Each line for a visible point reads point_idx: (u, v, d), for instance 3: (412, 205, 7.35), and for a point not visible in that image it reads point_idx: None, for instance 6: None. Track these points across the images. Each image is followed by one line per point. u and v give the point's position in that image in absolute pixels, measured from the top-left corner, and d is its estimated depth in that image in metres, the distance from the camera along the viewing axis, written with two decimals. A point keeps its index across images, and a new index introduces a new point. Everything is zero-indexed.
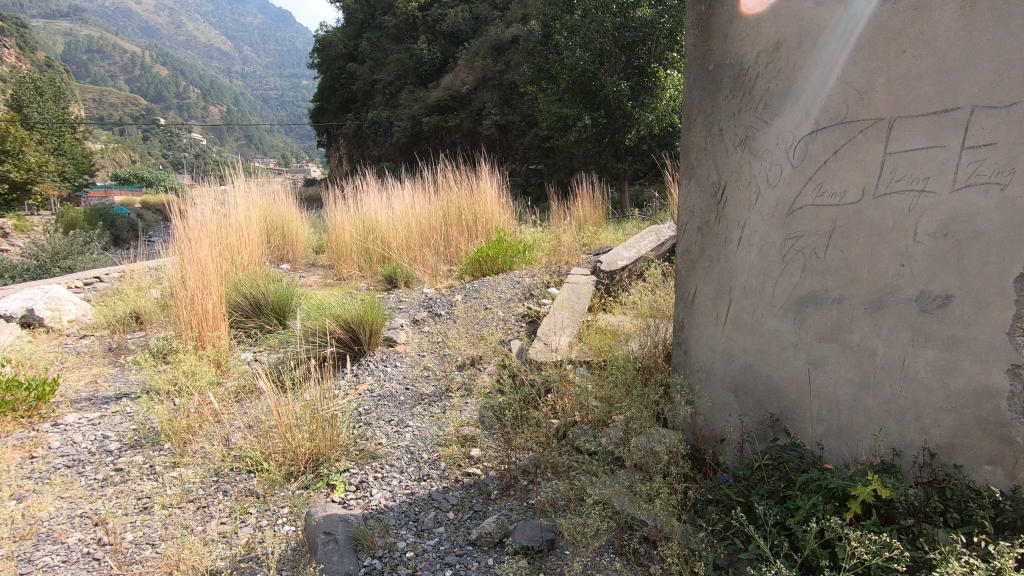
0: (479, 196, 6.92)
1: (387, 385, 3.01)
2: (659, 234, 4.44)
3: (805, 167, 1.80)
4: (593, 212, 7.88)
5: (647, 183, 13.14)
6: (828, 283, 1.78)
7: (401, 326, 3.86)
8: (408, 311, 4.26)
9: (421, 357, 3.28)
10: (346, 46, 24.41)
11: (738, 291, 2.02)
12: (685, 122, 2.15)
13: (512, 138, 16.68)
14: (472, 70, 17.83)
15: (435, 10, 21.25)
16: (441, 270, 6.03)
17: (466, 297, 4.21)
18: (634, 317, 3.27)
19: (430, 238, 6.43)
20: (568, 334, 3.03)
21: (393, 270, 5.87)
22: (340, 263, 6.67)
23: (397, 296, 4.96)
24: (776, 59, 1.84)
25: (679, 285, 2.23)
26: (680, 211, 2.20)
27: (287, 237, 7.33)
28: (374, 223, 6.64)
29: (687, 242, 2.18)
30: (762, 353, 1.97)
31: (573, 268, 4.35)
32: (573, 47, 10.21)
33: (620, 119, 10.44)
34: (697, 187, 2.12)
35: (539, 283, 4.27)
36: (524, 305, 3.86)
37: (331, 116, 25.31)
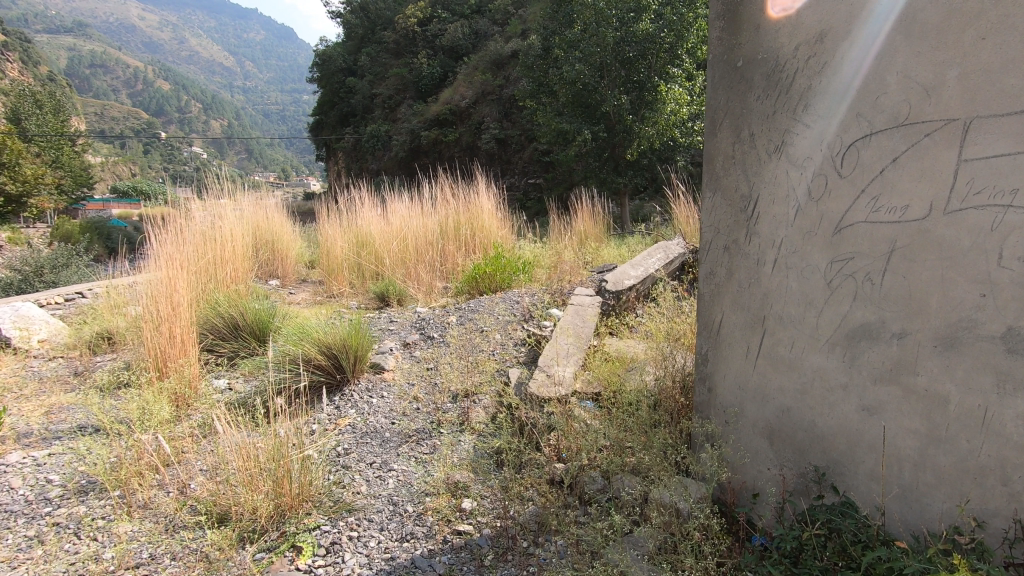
0: (478, 210, 6.73)
1: (371, 420, 2.71)
2: (667, 251, 4.16)
3: (856, 178, 1.53)
4: (594, 227, 7.62)
5: (648, 198, 12.95)
6: (885, 314, 1.50)
7: (390, 350, 3.57)
8: (398, 333, 3.96)
9: (410, 388, 3.00)
10: (346, 60, 24.45)
11: (772, 320, 1.75)
12: (708, 127, 1.89)
13: (511, 152, 16.56)
14: (471, 85, 17.71)
15: (434, 26, 21.24)
16: (436, 287, 5.76)
17: (461, 318, 3.93)
18: (644, 343, 2.99)
19: (426, 252, 6.18)
20: (572, 362, 2.74)
21: (385, 286, 5.56)
22: (330, 280, 6.34)
23: (388, 316, 4.67)
24: (817, 53, 1.58)
25: (701, 312, 1.96)
26: (704, 228, 1.94)
27: (276, 252, 7.03)
28: (368, 238, 6.39)
29: (712, 262, 1.91)
30: (803, 394, 1.69)
31: (575, 287, 4.06)
32: (573, 61, 10.04)
33: (621, 133, 10.25)
34: (722, 199, 1.86)
35: (540, 303, 3.99)
36: (523, 328, 3.57)
37: (330, 130, 25.21)
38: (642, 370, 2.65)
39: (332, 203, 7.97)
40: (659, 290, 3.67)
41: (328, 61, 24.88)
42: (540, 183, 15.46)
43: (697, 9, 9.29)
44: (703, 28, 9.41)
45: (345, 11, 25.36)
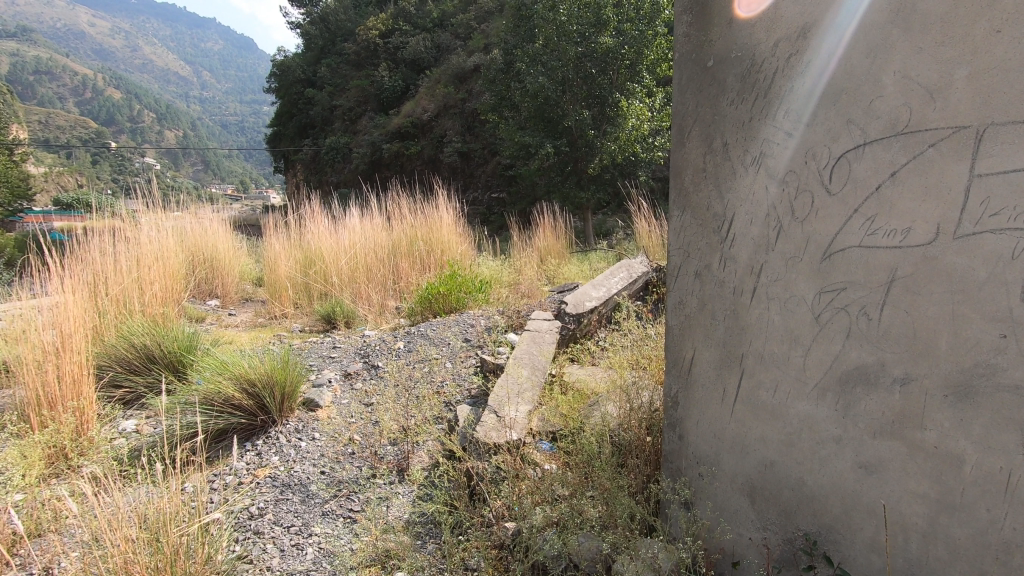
0: (435, 226, 6.42)
1: (296, 468, 2.36)
2: (631, 270, 3.94)
3: (849, 195, 1.31)
4: (556, 243, 7.41)
5: (611, 213, 12.90)
6: (885, 355, 1.27)
7: (328, 382, 3.21)
8: (340, 361, 3.61)
9: (346, 428, 2.66)
10: (305, 71, 23.91)
11: (751, 359, 1.50)
12: (675, 135, 1.66)
13: (474, 165, 16.35)
14: (433, 98, 17.44)
15: (396, 38, 20.96)
16: (388, 308, 5.39)
17: (409, 344, 3.61)
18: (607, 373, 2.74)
19: (377, 270, 5.81)
20: (528, 396, 2.45)
21: (331, 307, 5.14)
22: (273, 300, 5.86)
23: (331, 341, 4.28)
24: (800, 50, 1.36)
25: (670, 346, 1.71)
26: (672, 250, 1.69)
27: (216, 269, 6.53)
28: (316, 254, 5.98)
29: (682, 290, 1.65)
30: (788, 446, 1.44)
31: (534, 310, 3.77)
32: (535, 74, 9.90)
33: (583, 148, 10.13)
34: (694, 217, 1.61)
35: (495, 326, 3.70)
36: (476, 356, 3.27)
37: (288, 142, 24.46)
38: (604, 406, 2.39)
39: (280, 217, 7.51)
40: (622, 314, 3.43)
41: (287, 72, 24.26)
42: (503, 198, 15.25)
43: (657, 27, 9.32)
44: (663, 45, 9.43)
45: (305, 22, 24.89)
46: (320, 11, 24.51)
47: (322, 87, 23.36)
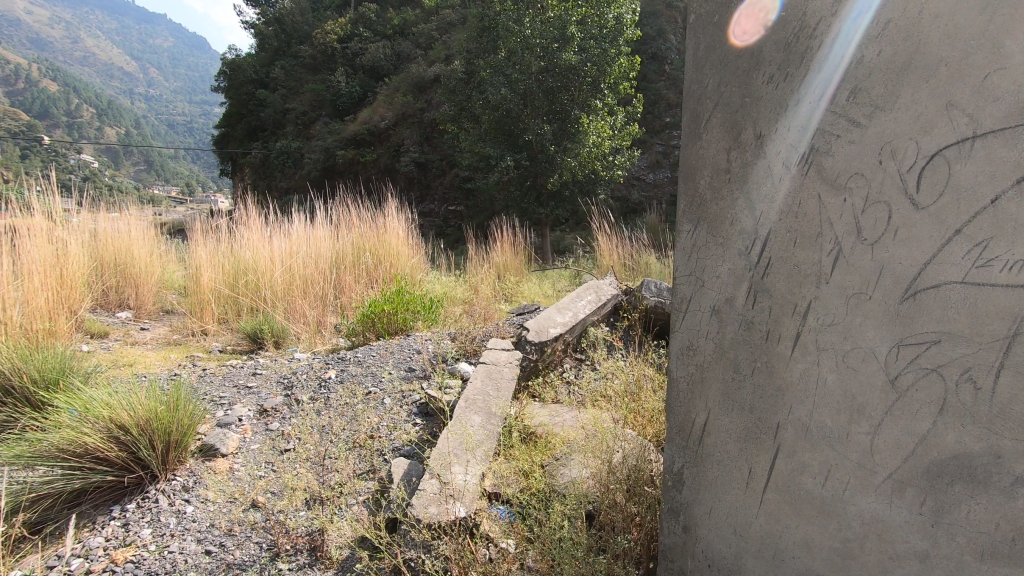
0: (385, 240, 6.00)
1: (174, 545, 1.82)
2: (599, 293, 3.53)
3: (946, 208, 0.92)
4: (514, 259, 7.00)
5: (569, 230, 12.65)
6: (1002, 444, 0.88)
7: (237, 421, 2.64)
8: (257, 392, 3.03)
9: (251, 485, 2.13)
10: (257, 72, 22.90)
11: (790, 430, 1.09)
12: (686, 125, 1.25)
13: (431, 176, 15.85)
14: (391, 106, 16.86)
15: (355, 44, 20.29)
16: (326, 324, 4.81)
17: (342, 372, 3.08)
18: (578, 419, 2.33)
19: (316, 282, 5.20)
20: (486, 446, 1.98)
21: (258, 325, 4.49)
22: (192, 316, 5.10)
23: (251, 367, 3.67)
24: (869, 11, 0.98)
25: (673, 403, 1.28)
26: (681, 279, 1.25)
27: (129, 276, 5.73)
28: (247, 263, 5.30)
29: (691, 331, 1.23)
30: (844, 555, 1.04)
31: (490, 338, 3.31)
32: (497, 85, 9.52)
33: (543, 163, 9.79)
34: (712, 232, 1.20)
35: (445, 353, 3.21)
36: (420, 390, 2.79)
37: (236, 144, 23.21)
38: (575, 464, 1.95)
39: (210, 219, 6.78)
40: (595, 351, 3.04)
41: (236, 71, 23.09)
42: (460, 211, 14.85)
43: (620, 46, 9.14)
44: (625, 64, 9.27)
45: (259, 21, 23.85)
46: (275, 11, 23.55)
47: (274, 89, 22.37)
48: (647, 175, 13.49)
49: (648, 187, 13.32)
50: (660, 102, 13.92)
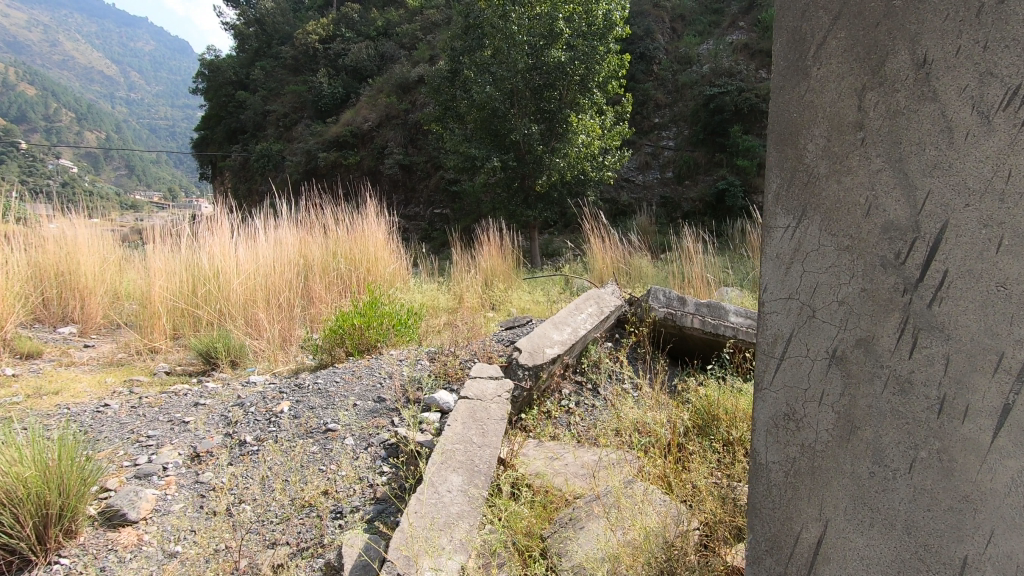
0: (360, 244, 5.54)
1: None
2: (601, 303, 3.07)
3: None
4: (501, 264, 6.54)
5: (558, 232, 12.19)
6: None
7: (159, 472, 2.14)
8: (196, 429, 2.52)
9: (159, 569, 1.64)
10: (237, 73, 22.21)
11: (986, 569, 0.90)
12: (782, 70, 1.03)
13: (416, 179, 15.32)
14: (374, 107, 16.28)
15: (337, 45, 19.72)
16: (293, 336, 4.28)
17: (299, 402, 2.59)
18: (591, 477, 1.88)
19: (283, 290, 4.66)
20: (467, 526, 1.52)
21: (210, 341, 3.92)
22: (142, 330, 4.49)
23: (195, 394, 3.13)
24: None
25: (760, 505, 1.09)
26: (772, 318, 1.05)
27: (73, 287, 5.15)
28: (205, 270, 4.68)
29: (793, 390, 1.03)
30: None
31: (473, 363, 2.81)
32: (482, 83, 9.02)
33: (531, 164, 9.28)
34: (829, 228, 0.97)
35: (423, 379, 2.71)
36: (388, 430, 2.30)
37: (216, 147, 22.41)
38: (582, 540, 1.54)
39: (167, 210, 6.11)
40: (611, 393, 2.59)
41: (215, 72, 22.32)
42: (447, 214, 14.33)
43: (609, 43, 8.75)
44: (614, 62, 8.85)
45: (239, 22, 23.17)
46: (255, 11, 22.90)
47: (254, 91, 21.67)
48: (637, 177, 13.05)
49: (638, 188, 12.86)
50: (649, 102, 13.58)
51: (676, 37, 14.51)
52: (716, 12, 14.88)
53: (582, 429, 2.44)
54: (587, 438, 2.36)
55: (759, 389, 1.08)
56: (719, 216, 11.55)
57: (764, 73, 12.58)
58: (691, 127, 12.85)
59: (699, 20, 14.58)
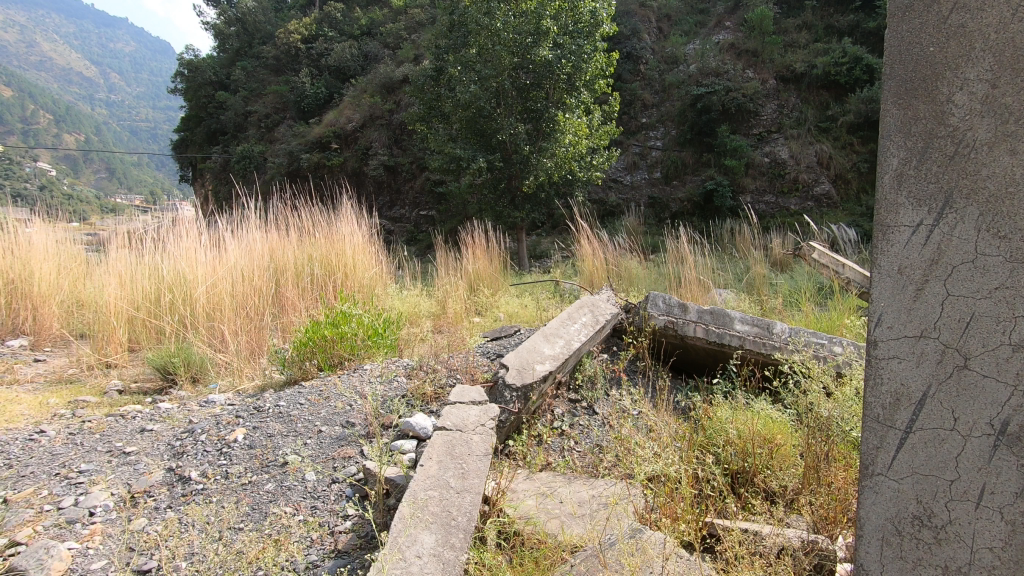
0: (339, 247, 5.25)
1: None
2: (595, 312, 2.81)
3: None
4: (488, 267, 6.27)
5: (546, 234, 11.94)
6: None
7: (80, 519, 1.82)
8: (133, 463, 2.19)
9: None
10: (217, 73, 21.68)
11: None
12: None
13: (401, 180, 15.00)
14: (357, 107, 15.89)
15: (319, 44, 19.27)
16: (259, 347, 3.95)
17: (254, 429, 2.27)
18: (591, 524, 1.64)
19: (251, 297, 4.33)
20: None
21: (168, 354, 3.59)
22: (94, 342, 4.12)
23: (143, 418, 2.78)
24: None
25: None
26: (885, 391, 1.19)
27: (24, 295, 4.78)
28: (165, 275, 4.31)
29: (920, 476, 1.16)
30: None
31: (455, 384, 2.52)
32: (467, 82, 8.72)
33: (517, 164, 8.99)
34: (970, 215, 1.11)
35: (396, 401, 2.42)
36: (353, 464, 2.01)
37: (195, 149, 21.80)
38: None
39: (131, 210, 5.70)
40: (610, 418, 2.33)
41: (193, 72, 21.72)
42: (432, 216, 14.05)
43: (596, 41, 8.54)
44: (601, 61, 8.63)
45: (219, 22, 22.65)
46: (235, 11, 22.39)
47: (235, 91, 21.16)
48: (624, 177, 12.85)
49: (626, 189, 12.64)
50: (636, 102, 13.38)
51: (663, 37, 14.34)
52: (701, 12, 14.74)
53: (577, 457, 2.19)
54: (583, 468, 2.12)
55: (876, 475, 1.21)
56: (708, 216, 11.40)
57: (751, 73, 12.46)
58: (678, 127, 12.66)
59: (685, 20, 14.43)
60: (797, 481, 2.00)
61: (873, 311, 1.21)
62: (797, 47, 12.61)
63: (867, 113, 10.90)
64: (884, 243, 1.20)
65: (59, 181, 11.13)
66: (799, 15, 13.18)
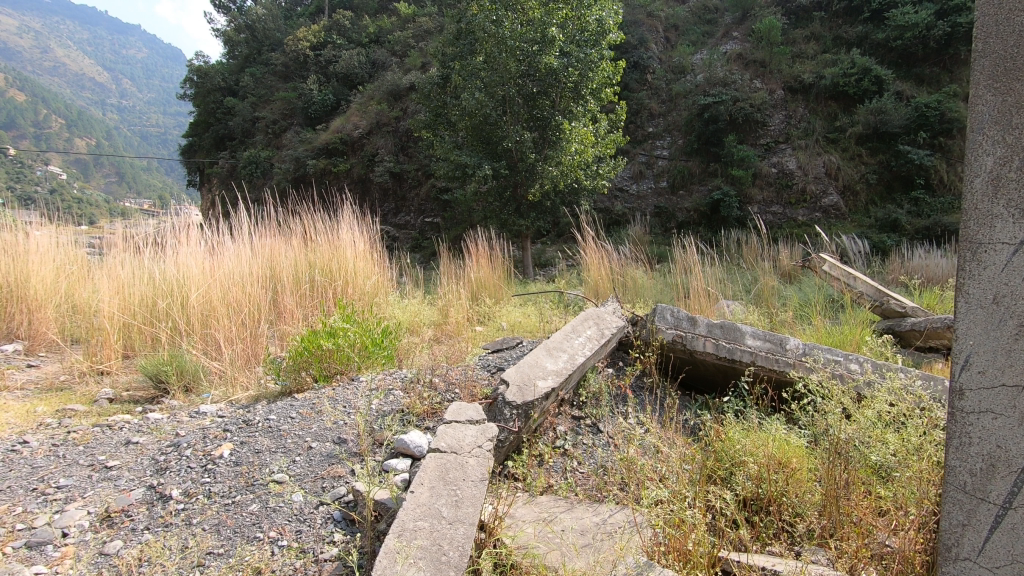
0: (339, 254, 5.19)
1: None
2: (600, 324, 2.69)
3: None
4: (491, 276, 6.17)
5: (551, 242, 11.85)
6: None
7: (51, 542, 1.71)
8: (113, 478, 2.08)
9: None
10: (226, 79, 21.81)
11: None
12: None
13: (407, 187, 14.98)
14: (364, 114, 15.89)
15: (327, 51, 19.33)
16: (255, 355, 3.87)
17: (241, 444, 2.16)
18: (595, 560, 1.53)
19: (249, 303, 4.26)
20: None
21: (160, 362, 3.49)
22: (87, 348, 4.03)
23: (130, 429, 2.68)
24: None
25: None
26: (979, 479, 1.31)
27: (18, 299, 4.71)
28: (161, 281, 4.24)
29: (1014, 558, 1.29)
30: None
31: (452, 400, 2.40)
32: (472, 89, 8.65)
33: (523, 172, 8.91)
34: None
35: (390, 418, 2.30)
36: (342, 484, 1.89)
37: (203, 154, 21.86)
38: None
39: (131, 212, 5.63)
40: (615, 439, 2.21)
41: (203, 78, 21.83)
42: (437, 223, 14.01)
43: (602, 50, 8.47)
44: (608, 69, 8.55)
45: (229, 29, 22.80)
46: (245, 18, 22.53)
47: (243, 97, 21.25)
48: (630, 186, 12.78)
49: (631, 198, 12.55)
50: (642, 111, 13.34)
51: (670, 47, 14.29)
52: (709, 23, 14.70)
53: (580, 479, 2.08)
54: (586, 491, 2.00)
55: (964, 562, 1.35)
56: (715, 226, 11.28)
57: (759, 83, 12.38)
58: (685, 136, 12.56)
59: (692, 30, 14.38)
60: (814, 507, 1.88)
61: (963, 354, 1.33)
62: (805, 57, 12.52)
63: (876, 124, 10.76)
64: (976, 256, 1.31)
65: (70, 185, 11.20)
66: (807, 26, 13.11)
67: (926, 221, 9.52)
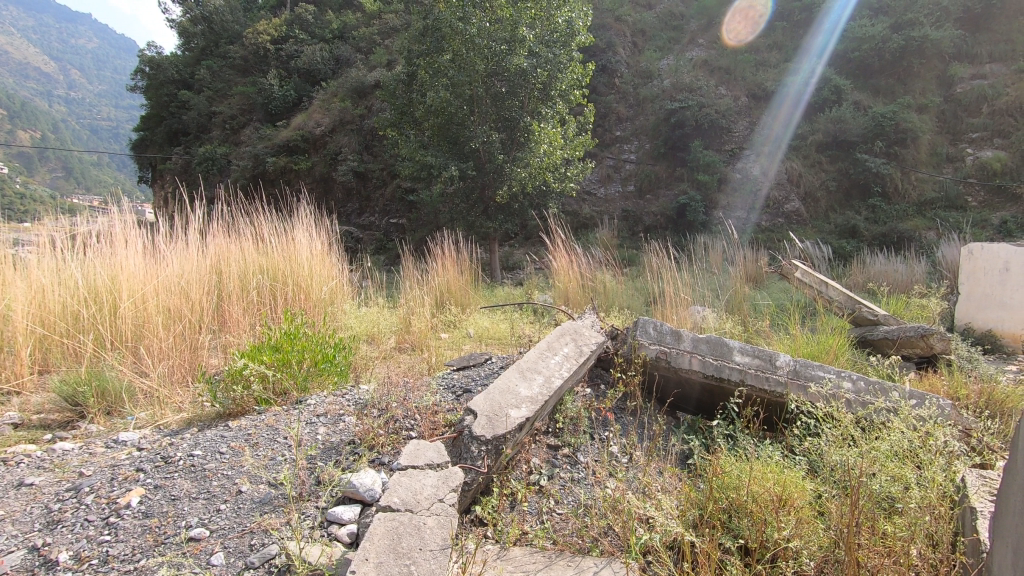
0: (291, 257, 4.80)
1: None
2: (577, 341, 2.44)
3: None
4: (457, 280, 5.87)
5: (519, 245, 11.62)
6: None
7: None
8: None
9: None
10: (181, 72, 20.81)
11: None
12: None
13: (371, 187, 14.54)
14: (327, 111, 15.31)
15: (289, 45, 18.61)
16: (190, 372, 3.45)
17: (156, 489, 1.81)
18: None
19: (185, 313, 3.82)
20: None
21: (77, 381, 3.04)
22: None
23: (28, 465, 2.27)
24: None
25: None
26: None
27: None
28: (84, 287, 3.74)
29: None
30: None
31: (409, 431, 2.10)
32: (438, 87, 8.31)
33: (491, 174, 8.64)
34: None
35: (337, 453, 1.99)
36: (274, 539, 1.57)
37: (156, 149, 20.78)
38: None
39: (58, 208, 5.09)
40: (596, 472, 1.95)
41: (156, 70, 20.75)
42: (402, 225, 13.60)
43: (571, 51, 8.28)
44: (577, 72, 8.38)
45: (184, 19, 21.78)
46: (202, 9, 21.55)
47: (199, 91, 20.30)
48: (598, 189, 12.71)
49: (600, 201, 12.48)
50: (610, 115, 13.28)
51: (638, 52, 14.25)
52: (675, 29, 14.75)
53: (558, 524, 1.80)
54: (565, 539, 1.71)
55: None
56: (681, 230, 11.22)
57: (724, 90, 12.47)
58: (652, 141, 12.51)
59: (659, 36, 14.41)
60: (822, 553, 1.64)
61: None
62: (768, 66, 12.68)
63: (836, 132, 10.89)
64: None
65: (10, 178, 10.40)
66: (770, 35, 13.28)
67: (883, 228, 9.65)
